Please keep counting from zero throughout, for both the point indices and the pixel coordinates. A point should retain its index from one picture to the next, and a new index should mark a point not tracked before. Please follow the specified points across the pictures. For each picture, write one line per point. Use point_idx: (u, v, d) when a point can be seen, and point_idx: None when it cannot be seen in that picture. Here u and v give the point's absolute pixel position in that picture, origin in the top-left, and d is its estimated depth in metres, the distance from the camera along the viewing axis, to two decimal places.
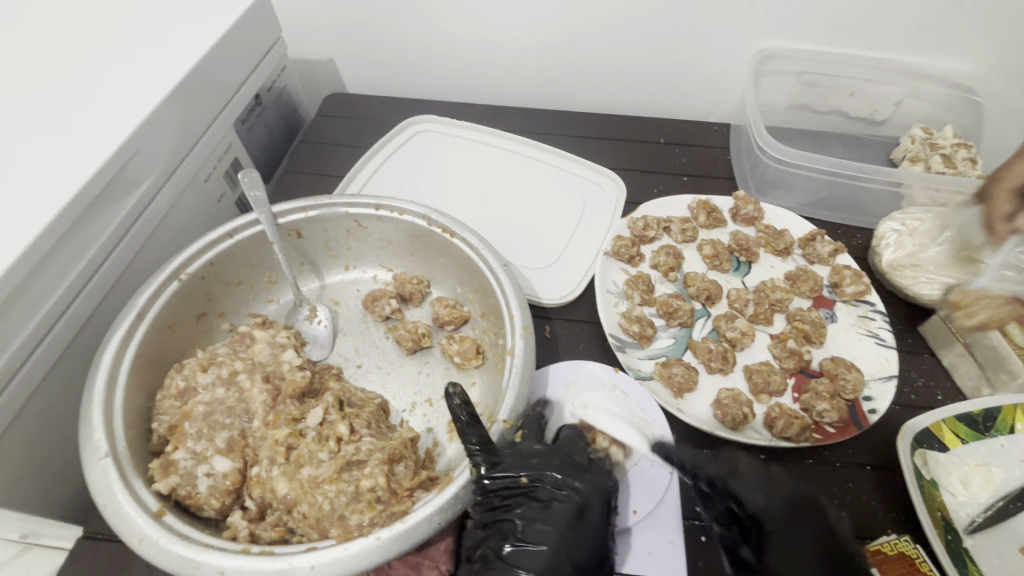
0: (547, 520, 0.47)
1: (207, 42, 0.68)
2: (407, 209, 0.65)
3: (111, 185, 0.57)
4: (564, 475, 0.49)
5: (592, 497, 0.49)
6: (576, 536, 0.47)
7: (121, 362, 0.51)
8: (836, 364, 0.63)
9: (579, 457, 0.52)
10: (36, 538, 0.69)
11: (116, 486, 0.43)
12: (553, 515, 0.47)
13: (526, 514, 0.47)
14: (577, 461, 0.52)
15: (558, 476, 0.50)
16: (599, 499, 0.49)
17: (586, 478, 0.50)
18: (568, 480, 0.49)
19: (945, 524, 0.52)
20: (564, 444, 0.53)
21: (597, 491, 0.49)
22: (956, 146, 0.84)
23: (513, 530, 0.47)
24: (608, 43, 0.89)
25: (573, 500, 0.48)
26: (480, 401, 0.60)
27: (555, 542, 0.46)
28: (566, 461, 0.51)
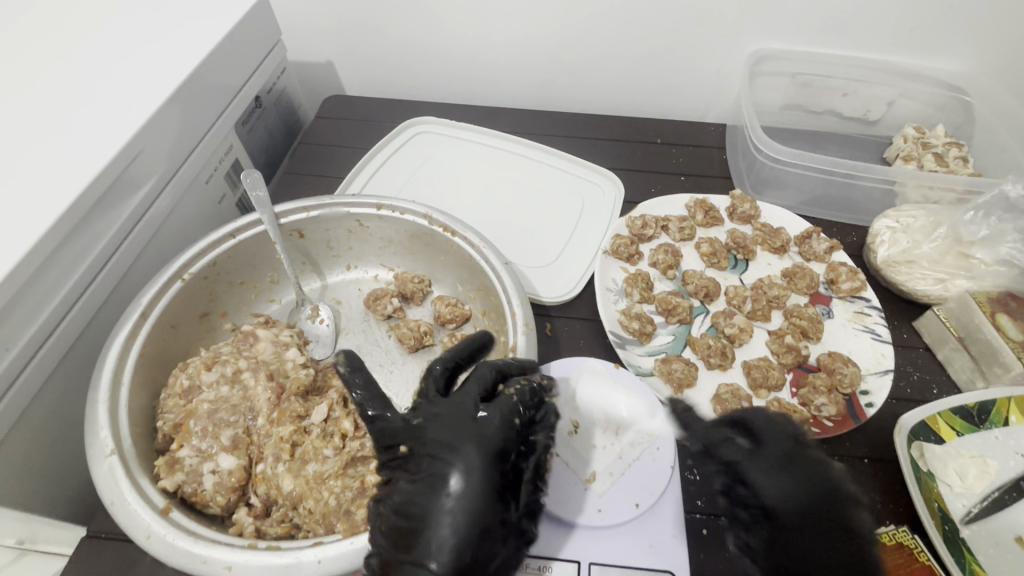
0: (426, 487, 0.41)
1: (207, 44, 0.69)
2: (408, 208, 0.65)
3: (114, 187, 0.57)
4: (444, 435, 0.43)
5: (466, 447, 0.42)
6: (446, 500, 0.40)
7: (125, 361, 0.51)
8: (833, 359, 0.64)
9: (468, 408, 0.45)
10: (39, 540, 0.69)
11: (122, 483, 0.43)
12: (435, 480, 0.41)
13: (409, 485, 0.42)
14: (463, 416, 0.44)
15: (439, 434, 0.43)
16: (479, 454, 0.42)
17: (467, 434, 0.43)
18: (451, 440, 0.43)
19: (942, 515, 0.53)
20: (455, 396, 0.46)
21: (475, 441, 0.42)
22: (947, 145, 0.85)
23: (390, 500, 0.42)
24: (605, 45, 0.90)
25: (452, 459, 0.42)
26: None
27: (435, 507, 0.40)
28: (451, 416, 0.45)
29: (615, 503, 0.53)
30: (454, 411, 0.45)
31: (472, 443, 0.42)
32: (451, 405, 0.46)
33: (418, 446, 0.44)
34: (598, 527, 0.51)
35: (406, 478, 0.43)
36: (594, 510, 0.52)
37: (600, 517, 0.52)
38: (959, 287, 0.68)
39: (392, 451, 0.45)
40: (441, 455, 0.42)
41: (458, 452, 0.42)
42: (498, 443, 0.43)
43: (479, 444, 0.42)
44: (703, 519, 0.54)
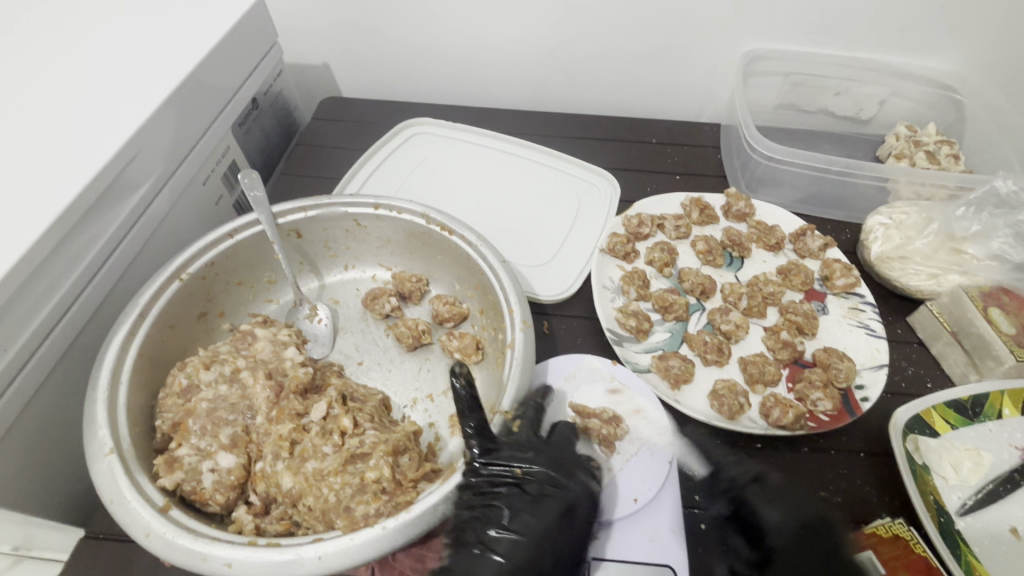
0: (536, 513, 0.48)
1: (204, 46, 0.69)
2: (406, 208, 0.66)
3: (111, 188, 0.58)
4: (558, 471, 0.50)
5: (578, 487, 0.50)
6: (554, 527, 0.47)
7: (123, 361, 0.51)
8: (828, 355, 0.65)
9: (571, 452, 0.53)
10: (34, 542, 0.68)
11: (121, 481, 0.43)
12: (547, 509, 0.48)
13: (514, 506, 0.48)
14: (570, 457, 0.52)
15: (559, 469, 0.51)
16: (589, 495, 0.50)
17: (582, 481, 0.51)
18: (561, 478, 0.50)
19: (937, 507, 0.54)
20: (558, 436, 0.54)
21: (585, 487, 0.50)
22: (939, 143, 0.86)
23: (497, 518, 0.47)
24: (600, 45, 0.91)
25: (564, 498, 0.49)
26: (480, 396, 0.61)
27: (535, 531, 0.47)
28: (559, 459, 0.51)
29: (614, 499, 0.53)
30: (562, 455, 0.52)
31: (583, 486, 0.50)
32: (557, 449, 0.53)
33: (525, 472, 0.50)
34: (596, 522, 0.52)
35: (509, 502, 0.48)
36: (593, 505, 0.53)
37: (598, 512, 0.53)
38: (952, 282, 0.69)
39: (502, 473, 0.49)
40: (555, 489, 0.49)
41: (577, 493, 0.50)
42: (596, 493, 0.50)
43: (588, 486, 0.51)
44: (701, 514, 0.54)
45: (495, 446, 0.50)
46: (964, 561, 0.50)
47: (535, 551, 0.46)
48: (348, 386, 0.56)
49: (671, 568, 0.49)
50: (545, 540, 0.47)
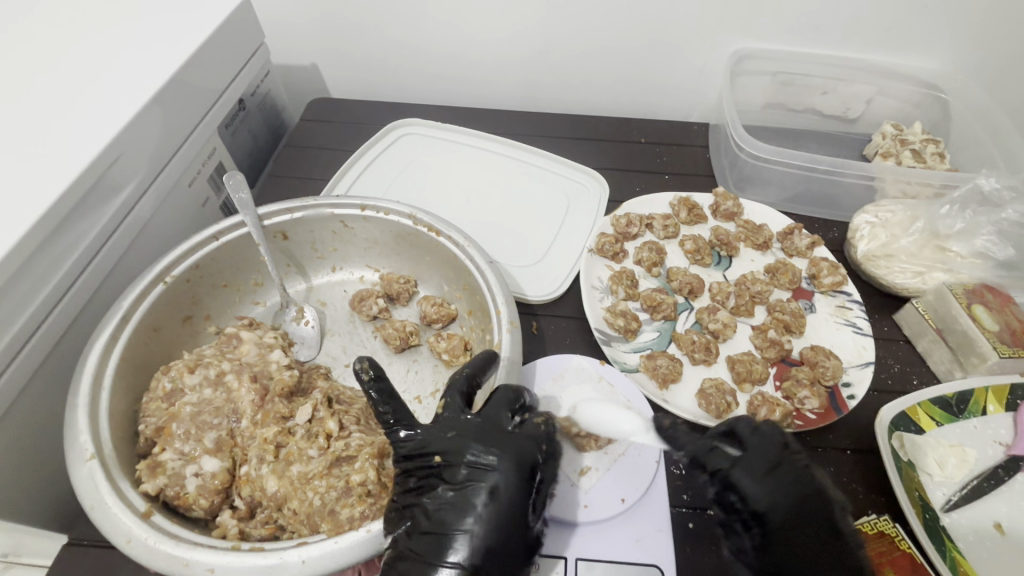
0: (458, 500, 0.43)
1: (188, 47, 0.68)
2: (393, 209, 0.65)
3: (94, 190, 0.57)
4: (479, 449, 0.44)
5: (504, 463, 0.44)
6: (483, 512, 0.42)
7: (106, 365, 0.51)
8: (816, 353, 0.65)
9: (502, 425, 0.46)
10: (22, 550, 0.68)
11: (102, 487, 0.43)
12: (471, 493, 0.43)
13: (437, 496, 0.43)
14: (498, 428, 0.46)
15: (476, 449, 0.44)
16: (517, 472, 0.44)
17: (504, 447, 0.45)
18: (483, 453, 0.44)
19: (923, 504, 0.54)
20: (492, 407, 0.47)
21: (511, 459, 0.44)
22: (925, 141, 0.87)
23: (422, 512, 0.43)
24: (588, 45, 0.91)
25: (489, 476, 0.43)
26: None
27: (462, 517, 0.42)
28: (482, 431, 0.46)
29: (601, 499, 0.53)
30: (483, 425, 0.46)
31: (509, 460, 0.44)
32: (479, 417, 0.47)
33: (448, 457, 0.44)
34: (584, 523, 0.52)
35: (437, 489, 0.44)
36: (580, 505, 0.53)
37: (586, 513, 0.52)
38: (937, 280, 0.70)
39: (423, 461, 0.45)
40: (471, 468, 0.44)
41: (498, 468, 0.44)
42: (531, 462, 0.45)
43: (516, 459, 0.44)
44: (688, 513, 0.54)
45: (416, 429, 0.47)
46: (949, 558, 0.50)
47: (465, 540, 0.41)
48: (333, 389, 0.56)
49: (658, 568, 0.49)
50: (476, 525, 0.42)
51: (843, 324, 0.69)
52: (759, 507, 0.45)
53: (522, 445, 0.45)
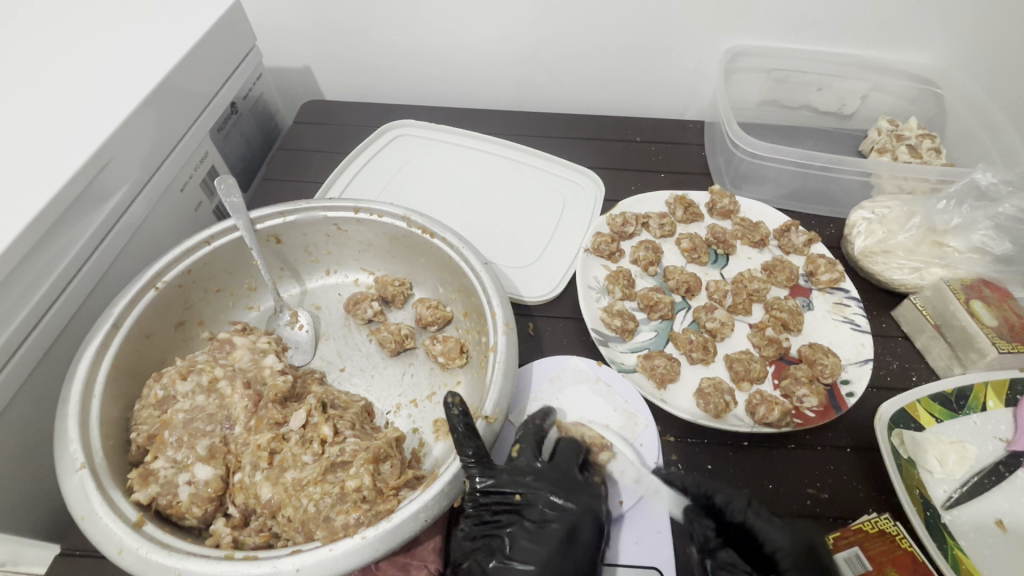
0: (537, 540, 0.47)
1: (179, 50, 0.68)
2: (386, 211, 0.65)
3: (84, 196, 0.56)
4: (558, 495, 0.49)
5: (581, 511, 0.48)
6: (561, 555, 0.46)
7: (96, 373, 0.50)
8: (814, 350, 0.65)
9: (575, 474, 0.52)
10: None
11: (93, 497, 0.42)
12: (549, 536, 0.47)
13: (514, 532, 0.47)
14: (573, 478, 0.51)
15: (559, 494, 0.49)
16: (592, 517, 0.48)
17: (580, 497, 0.49)
18: (562, 501, 0.49)
19: (924, 501, 0.54)
20: (560, 459, 0.53)
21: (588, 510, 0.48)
22: (921, 137, 0.86)
23: (499, 546, 0.47)
24: (582, 42, 0.91)
25: (566, 520, 0.48)
26: (464, 399, 0.60)
27: (535, 559, 0.46)
28: (560, 479, 0.50)
29: None
30: (558, 472, 0.51)
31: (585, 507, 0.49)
32: (551, 466, 0.52)
33: (529, 500, 0.49)
34: None
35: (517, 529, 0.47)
36: None
37: None
38: (935, 275, 0.69)
39: (500, 498, 0.48)
40: (550, 512, 0.48)
41: (579, 514, 0.48)
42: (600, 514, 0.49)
43: (591, 509, 0.49)
44: None
45: (494, 472, 0.48)
46: (952, 555, 0.50)
47: None
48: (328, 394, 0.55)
49: (658, 571, 0.49)
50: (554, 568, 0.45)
51: (840, 322, 0.69)
52: (778, 558, 0.45)
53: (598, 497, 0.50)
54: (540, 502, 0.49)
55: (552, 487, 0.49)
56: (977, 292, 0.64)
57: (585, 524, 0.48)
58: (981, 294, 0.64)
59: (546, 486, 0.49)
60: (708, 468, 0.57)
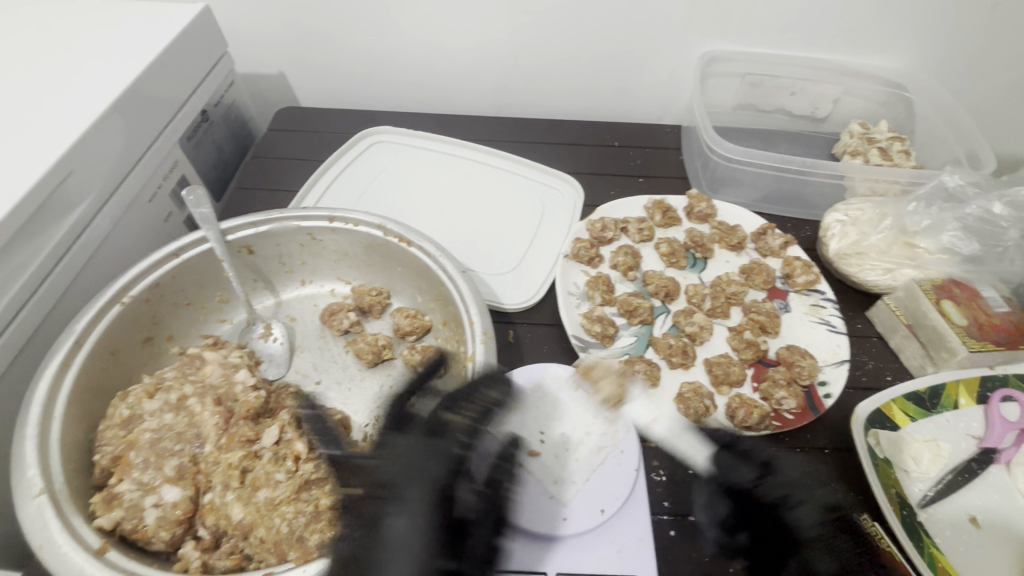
0: (376, 526, 0.42)
1: (145, 58, 0.66)
2: (362, 220, 0.64)
3: (44, 210, 0.55)
4: (380, 478, 0.44)
5: (416, 493, 0.42)
6: (393, 541, 0.41)
7: (57, 393, 0.48)
8: (791, 352, 0.65)
9: (428, 440, 0.46)
10: None
11: (53, 524, 0.40)
12: (371, 520, 0.42)
13: (361, 519, 0.42)
14: (425, 446, 0.45)
15: (390, 472, 0.44)
16: (418, 492, 0.43)
17: (398, 471, 0.44)
18: (382, 479, 0.44)
19: (900, 501, 0.54)
20: (414, 429, 0.47)
21: (420, 486, 0.43)
22: (891, 140, 0.88)
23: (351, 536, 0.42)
24: (559, 49, 0.91)
25: (388, 502, 0.43)
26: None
27: (385, 542, 0.41)
28: (409, 451, 0.45)
29: (582, 510, 0.52)
30: (402, 449, 0.45)
31: (423, 488, 0.43)
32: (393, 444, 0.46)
33: (369, 487, 0.44)
34: (566, 536, 0.51)
35: (357, 512, 0.43)
36: (560, 518, 0.51)
37: (566, 526, 0.51)
38: (907, 276, 0.70)
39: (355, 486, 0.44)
40: (380, 499, 0.43)
41: (404, 497, 0.42)
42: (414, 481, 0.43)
43: (412, 479, 0.43)
44: (670, 519, 0.53)
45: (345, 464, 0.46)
46: (927, 553, 0.51)
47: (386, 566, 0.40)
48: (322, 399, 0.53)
49: None
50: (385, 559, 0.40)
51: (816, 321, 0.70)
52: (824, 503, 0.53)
53: (431, 464, 0.44)
54: (370, 491, 0.44)
55: (396, 468, 0.44)
56: (946, 290, 0.65)
57: (411, 508, 0.42)
58: (951, 293, 0.65)
59: (391, 469, 0.44)
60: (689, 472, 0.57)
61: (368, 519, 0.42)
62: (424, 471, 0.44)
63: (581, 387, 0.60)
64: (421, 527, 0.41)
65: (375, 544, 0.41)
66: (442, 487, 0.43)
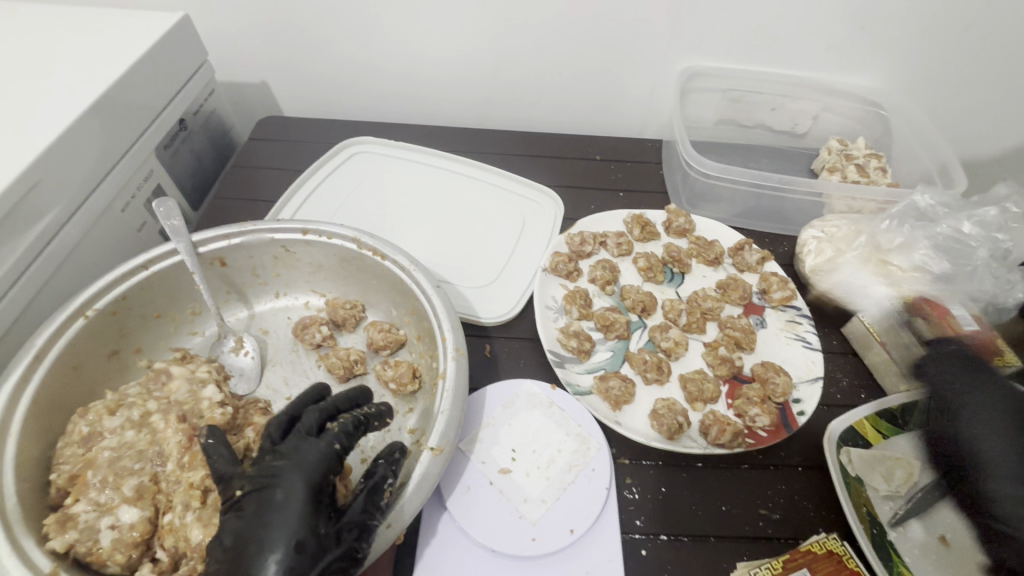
0: (256, 513, 0.41)
1: (120, 68, 0.66)
2: (336, 233, 0.63)
3: (8, 220, 0.53)
4: (264, 470, 0.44)
5: (291, 481, 0.43)
6: (277, 519, 0.41)
7: (14, 410, 0.47)
8: (766, 369, 0.65)
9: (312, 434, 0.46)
10: None
11: (2, 548, 0.39)
12: (256, 506, 0.42)
13: (242, 508, 0.42)
14: (308, 440, 0.46)
15: (271, 465, 0.44)
16: (297, 478, 0.43)
17: (284, 466, 0.44)
18: (270, 469, 0.44)
19: (870, 520, 0.54)
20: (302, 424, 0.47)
21: (299, 476, 0.43)
22: (868, 157, 0.90)
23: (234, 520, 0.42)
24: (541, 63, 0.92)
25: (272, 489, 0.42)
26: (415, 427, 0.58)
27: (260, 529, 0.40)
28: (296, 446, 0.45)
29: (551, 529, 0.51)
30: (293, 444, 0.46)
31: (298, 476, 0.43)
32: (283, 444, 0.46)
33: (256, 479, 0.43)
34: (533, 556, 0.49)
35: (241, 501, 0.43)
36: (528, 538, 0.50)
37: (535, 545, 0.50)
38: None
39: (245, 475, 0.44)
40: (267, 487, 0.43)
41: (286, 483, 0.42)
42: (300, 472, 0.43)
43: (295, 470, 0.43)
44: (641, 539, 0.53)
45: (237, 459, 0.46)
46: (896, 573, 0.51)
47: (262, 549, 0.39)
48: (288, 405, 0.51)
49: None
50: (270, 531, 0.40)
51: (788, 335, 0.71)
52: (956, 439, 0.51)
53: (317, 455, 0.44)
54: (255, 483, 0.43)
55: (283, 460, 0.44)
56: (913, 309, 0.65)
57: (294, 494, 0.42)
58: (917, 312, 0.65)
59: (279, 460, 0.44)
60: (661, 491, 0.57)
61: (252, 504, 0.42)
62: (310, 461, 0.44)
63: (555, 407, 0.60)
64: (302, 508, 0.41)
65: (256, 529, 0.40)
66: (320, 475, 0.43)
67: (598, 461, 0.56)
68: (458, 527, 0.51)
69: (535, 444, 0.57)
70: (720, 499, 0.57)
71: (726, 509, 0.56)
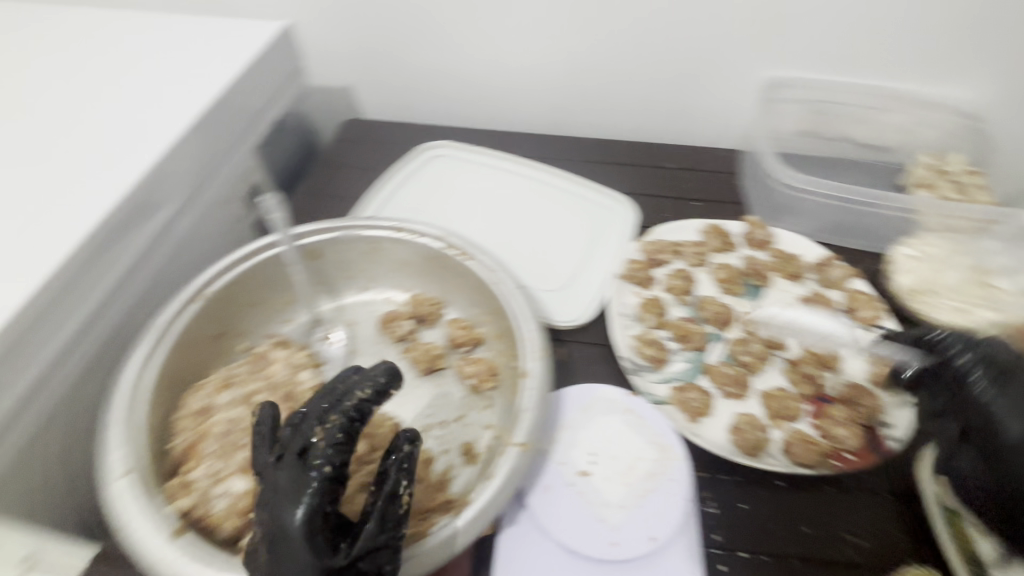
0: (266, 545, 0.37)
1: (230, 74, 0.72)
2: (424, 232, 0.67)
3: (137, 210, 0.59)
4: (264, 494, 0.39)
5: (288, 514, 0.37)
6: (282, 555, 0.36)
7: (142, 384, 0.51)
8: (854, 391, 0.63)
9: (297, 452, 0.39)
10: None
11: (135, 505, 0.44)
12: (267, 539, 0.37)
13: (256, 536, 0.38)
14: (297, 460, 0.39)
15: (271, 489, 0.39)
16: (292, 511, 0.37)
17: (279, 492, 0.38)
18: (269, 494, 0.39)
19: (970, 559, 0.51)
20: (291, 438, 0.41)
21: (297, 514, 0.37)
22: (966, 173, 0.84)
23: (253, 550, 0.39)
24: (617, 71, 0.92)
25: (276, 520, 0.37)
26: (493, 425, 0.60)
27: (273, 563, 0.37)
28: (289, 466, 0.39)
29: (631, 535, 0.51)
30: (287, 464, 0.39)
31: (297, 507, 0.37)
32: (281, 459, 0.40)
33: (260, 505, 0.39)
34: (613, 561, 0.50)
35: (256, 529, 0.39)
36: (608, 543, 0.50)
37: (614, 551, 0.50)
38: (981, 318, 0.66)
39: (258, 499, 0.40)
40: (272, 517, 0.38)
41: (285, 515, 0.37)
42: (295, 503, 0.37)
43: (290, 500, 0.37)
44: (720, 554, 0.53)
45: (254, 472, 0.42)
46: None
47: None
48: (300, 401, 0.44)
49: None
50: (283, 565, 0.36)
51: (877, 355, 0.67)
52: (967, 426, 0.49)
53: (309, 481, 0.38)
54: (261, 509, 0.38)
55: (279, 483, 0.38)
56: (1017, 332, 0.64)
57: (296, 529, 0.36)
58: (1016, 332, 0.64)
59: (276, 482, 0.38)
60: (741, 507, 0.56)
61: (263, 534, 0.38)
62: (304, 489, 0.38)
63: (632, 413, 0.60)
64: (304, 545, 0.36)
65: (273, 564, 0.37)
66: (319, 505, 0.37)
67: (679, 472, 0.55)
68: (538, 526, 0.52)
69: (613, 449, 0.57)
70: (804, 520, 0.55)
71: (810, 531, 0.54)
